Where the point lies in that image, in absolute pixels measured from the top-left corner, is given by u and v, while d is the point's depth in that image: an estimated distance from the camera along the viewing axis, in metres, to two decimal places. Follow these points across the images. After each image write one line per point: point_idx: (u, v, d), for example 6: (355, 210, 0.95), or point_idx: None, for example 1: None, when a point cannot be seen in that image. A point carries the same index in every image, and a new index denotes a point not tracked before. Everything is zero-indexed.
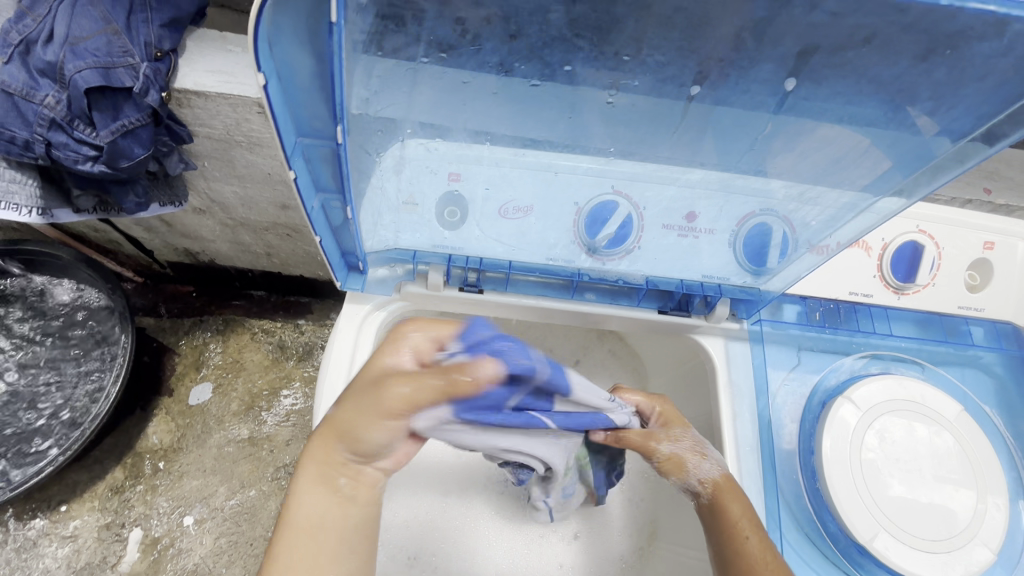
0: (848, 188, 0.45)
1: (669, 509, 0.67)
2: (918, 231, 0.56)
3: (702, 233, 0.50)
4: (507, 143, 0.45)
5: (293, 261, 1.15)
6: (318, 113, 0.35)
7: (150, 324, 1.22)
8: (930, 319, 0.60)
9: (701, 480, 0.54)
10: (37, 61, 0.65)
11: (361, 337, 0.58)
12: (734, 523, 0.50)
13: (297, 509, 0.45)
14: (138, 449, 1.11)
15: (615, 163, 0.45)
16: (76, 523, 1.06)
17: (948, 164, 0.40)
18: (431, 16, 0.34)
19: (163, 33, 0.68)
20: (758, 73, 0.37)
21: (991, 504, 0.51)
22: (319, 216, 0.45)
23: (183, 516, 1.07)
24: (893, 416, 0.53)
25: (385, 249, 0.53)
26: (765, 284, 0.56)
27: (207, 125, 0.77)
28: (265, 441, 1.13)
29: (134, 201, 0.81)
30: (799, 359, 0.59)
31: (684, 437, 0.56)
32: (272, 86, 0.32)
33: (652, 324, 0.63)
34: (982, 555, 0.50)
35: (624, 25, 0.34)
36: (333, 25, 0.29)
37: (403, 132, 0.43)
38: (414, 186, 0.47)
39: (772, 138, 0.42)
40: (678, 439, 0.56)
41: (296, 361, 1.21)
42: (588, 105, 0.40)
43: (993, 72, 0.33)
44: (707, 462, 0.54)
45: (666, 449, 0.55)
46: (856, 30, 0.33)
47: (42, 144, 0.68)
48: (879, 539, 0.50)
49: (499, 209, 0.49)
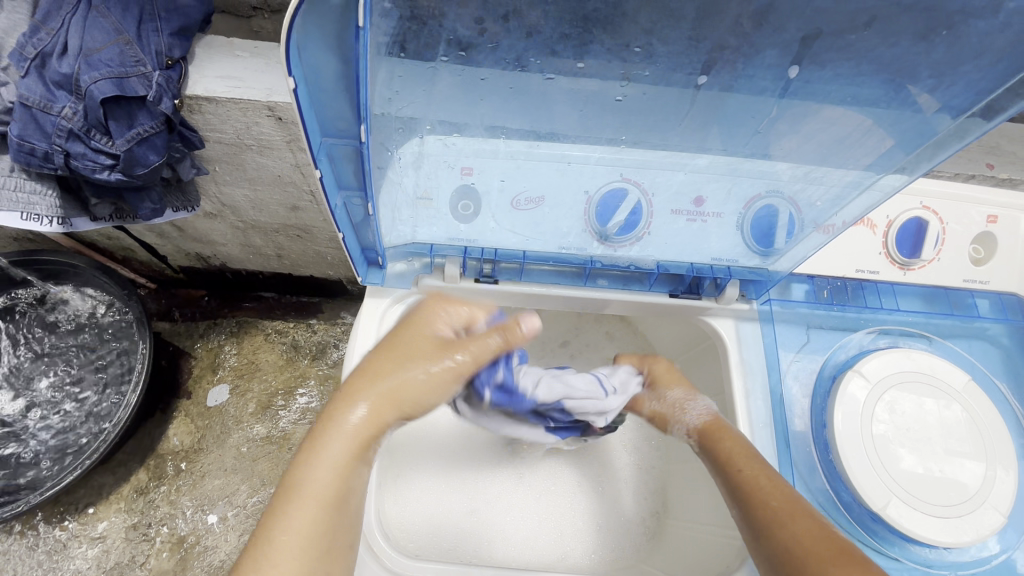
0: (853, 167, 0.46)
1: (686, 491, 0.70)
2: (922, 207, 0.57)
3: (710, 217, 0.52)
4: (520, 135, 0.46)
5: (303, 262, 1.17)
6: (342, 114, 0.37)
7: (166, 329, 1.25)
8: (937, 293, 0.61)
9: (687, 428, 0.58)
10: (53, 74, 0.66)
11: (382, 331, 0.60)
12: (734, 450, 0.52)
13: (321, 474, 0.43)
14: (161, 451, 1.14)
15: (627, 152, 0.47)
16: (104, 525, 1.08)
17: (952, 137, 0.41)
18: (450, 18, 0.35)
19: (173, 41, 0.70)
20: (763, 59, 0.38)
21: (1000, 470, 0.53)
22: (341, 213, 0.46)
23: (207, 514, 1.10)
24: (903, 388, 0.55)
25: (403, 244, 0.55)
26: (773, 265, 0.57)
27: (219, 130, 0.78)
28: (283, 439, 1.16)
29: (149, 208, 0.83)
30: (809, 336, 0.61)
31: (670, 394, 0.60)
32: (300, 89, 0.34)
33: (664, 308, 0.65)
34: (993, 519, 0.51)
35: (634, 17, 0.35)
36: (360, 29, 0.30)
37: (421, 130, 0.45)
38: (431, 181, 0.49)
39: (778, 121, 0.43)
40: (664, 397, 0.60)
41: (310, 360, 1.23)
42: (597, 98, 0.42)
43: (989, 48, 0.35)
44: (694, 411, 0.58)
45: (649, 407, 0.61)
46: (858, 13, 0.34)
47: (60, 155, 0.70)
48: (892, 506, 0.51)
49: (512, 201, 0.51)
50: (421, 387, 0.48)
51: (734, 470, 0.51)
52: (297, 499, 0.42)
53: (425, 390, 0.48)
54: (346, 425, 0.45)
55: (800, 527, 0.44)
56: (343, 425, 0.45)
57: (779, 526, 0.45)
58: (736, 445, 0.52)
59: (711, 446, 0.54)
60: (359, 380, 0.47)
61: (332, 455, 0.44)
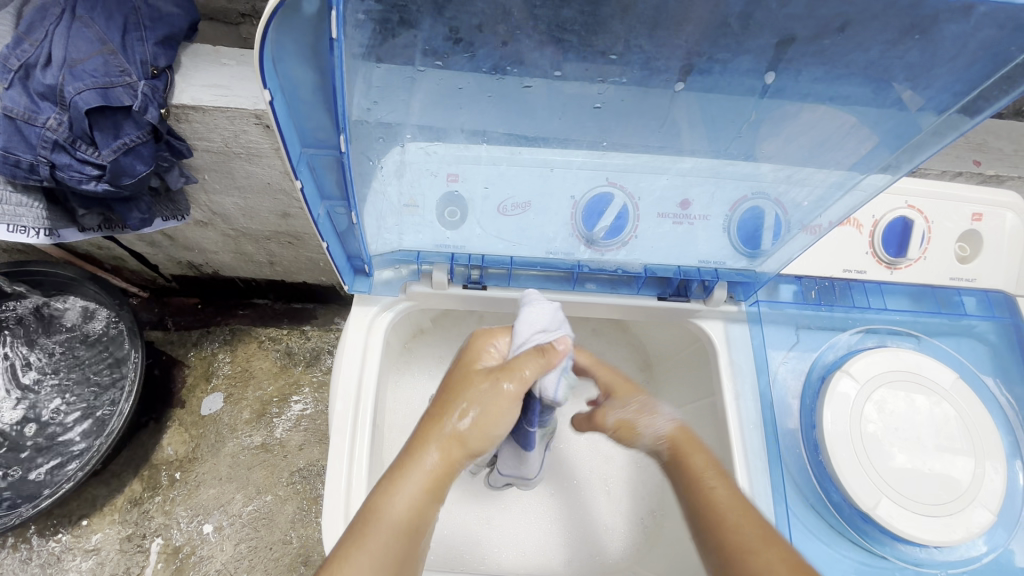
0: (836, 167, 0.46)
1: (677, 490, 0.69)
2: (907, 206, 0.57)
3: (697, 220, 0.52)
4: (503, 141, 0.46)
5: (295, 268, 1.16)
6: (321, 124, 0.37)
7: (158, 338, 1.24)
8: (923, 292, 0.61)
9: (655, 439, 0.56)
10: (36, 85, 0.66)
11: (370, 338, 0.60)
12: (698, 473, 0.51)
13: (396, 506, 0.44)
14: (154, 461, 1.13)
15: (609, 155, 0.47)
16: (98, 537, 1.08)
17: (939, 134, 0.41)
18: (425, 28, 0.35)
19: (158, 50, 0.69)
20: (739, 65, 0.38)
21: (989, 467, 0.53)
22: (325, 222, 0.46)
23: (202, 524, 1.09)
24: (891, 387, 0.55)
25: (389, 251, 0.55)
26: (760, 266, 0.57)
27: (206, 138, 0.78)
28: (278, 447, 1.15)
29: (138, 218, 0.83)
30: (798, 337, 0.61)
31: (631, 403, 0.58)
32: (277, 101, 0.34)
33: (653, 311, 0.64)
34: (982, 517, 0.51)
35: (610, 26, 0.35)
36: (333, 41, 0.30)
37: (402, 138, 0.45)
38: (415, 189, 0.49)
39: (758, 125, 0.43)
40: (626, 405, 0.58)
41: (303, 366, 1.22)
42: (578, 105, 0.42)
43: (962, 51, 0.35)
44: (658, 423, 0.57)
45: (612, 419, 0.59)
46: (831, 19, 0.34)
47: (46, 166, 0.70)
48: (882, 505, 0.51)
49: (498, 207, 0.51)
50: (488, 436, 0.48)
51: (705, 487, 0.49)
52: (369, 541, 0.42)
53: (491, 434, 0.48)
54: (425, 460, 0.46)
55: (770, 556, 0.43)
56: (407, 475, 0.45)
57: (752, 551, 0.43)
58: (706, 464, 0.51)
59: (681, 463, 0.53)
60: (420, 441, 0.47)
61: (409, 490, 0.45)
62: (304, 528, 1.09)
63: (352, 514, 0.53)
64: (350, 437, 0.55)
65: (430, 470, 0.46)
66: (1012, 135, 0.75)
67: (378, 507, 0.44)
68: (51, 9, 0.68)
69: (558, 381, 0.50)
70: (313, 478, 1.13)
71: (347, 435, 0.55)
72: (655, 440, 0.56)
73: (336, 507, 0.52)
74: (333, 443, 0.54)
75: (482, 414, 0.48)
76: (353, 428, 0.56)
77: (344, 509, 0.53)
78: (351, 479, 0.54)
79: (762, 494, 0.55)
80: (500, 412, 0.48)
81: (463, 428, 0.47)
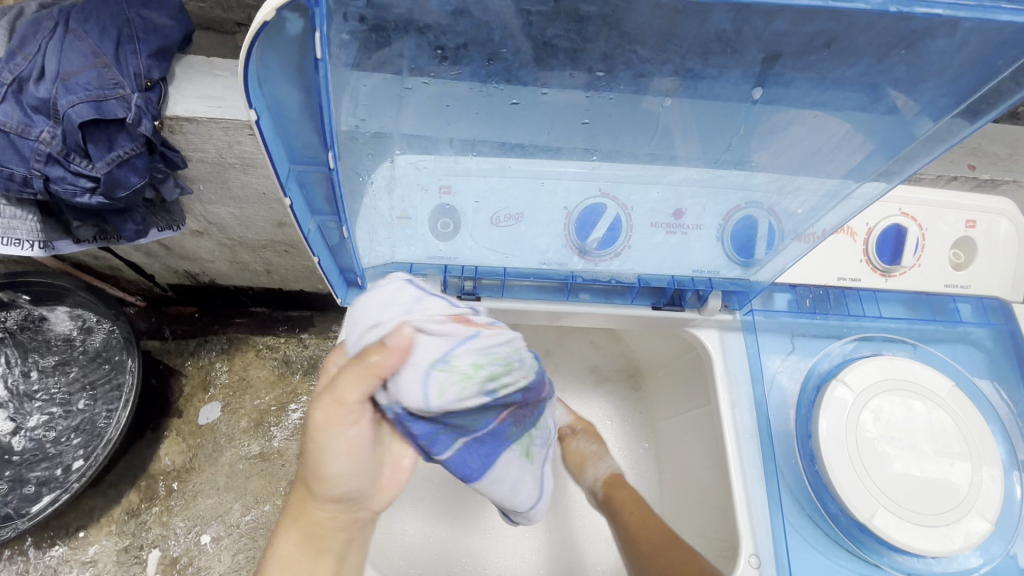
0: (829, 176, 0.46)
1: (676, 505, 0.67)
2: (901, 214, 0.57)
3: (690, 229, 0.52)
4: (495, 154, 0.46)
5: (292, 277, 1.16)
6: (309, 141, 0.37)
7: (155, 347, 1.24)
8: (918, 299, 0.61)
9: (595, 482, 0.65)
10: (30, 98, 0.66)
11: None
12: (620, 499, 0.60)
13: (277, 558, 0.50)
14: (152, 472, 1.12)
15: (600, 167, 0.47)
16: (95, 549, 1.07)
17: (936, 140, 0.40)
18: (412, 46, 0.35)
19: (151, 63, 0.69)
20: (727, 79, 0.38)
21: (986, 475, 0.52)
22: (316, 236, 0.46)
23: (200, 535, 1.08)
24: (887, 395, 0.55)
25: (382, 264, 0.55)
26: (755, 275, 0.57)
27: (200, 150, 0.78)
28: (276, 456, 1.15)
29: (133, 229, 0.82)
30: (793, 345, 0.60)
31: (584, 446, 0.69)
32: (264, 121, 0.34)
33: (648, 320, 0.64)
34: (979, 526, 0.51)
35: (596, 42, 0.35)
36: (318, 61, 0.30)
37: (393, 152, 0.44)
38: (406, 203, 0.49)
39: (749, 137, 0.43)
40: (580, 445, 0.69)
41: (301, 375, 1.22)
42: (566, 118, 0.42)
43: (949, 65, 0.35)
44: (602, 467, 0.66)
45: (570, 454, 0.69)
46: (817, 35, 0.34)
47: (40, 179, 0.69)
48: (879, 516, 0.51)
49: (491, 218, 0.50)
50: (323, 477, 0.47)
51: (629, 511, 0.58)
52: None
53: (327, 473, 0.47)
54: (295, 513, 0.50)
55: (662, 561, 0.50)
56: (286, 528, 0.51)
57: (671, 547, 0.52)
58: (627, 497, 0.60)
59: (610, 493, 0.62)
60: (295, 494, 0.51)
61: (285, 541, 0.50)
62: None
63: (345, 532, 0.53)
64: None
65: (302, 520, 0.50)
66: (1006, 139, 0.75)
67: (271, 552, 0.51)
68: (44, 23, 0.68)
69: (422, 379, 0.40)
70: None
71: None
72: (596, 482, 0.65)
73: None
74: None
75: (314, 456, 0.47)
76: None
77: None
78: None
79: (758, 506, 0.55)
80: (327, 450, 0.46)
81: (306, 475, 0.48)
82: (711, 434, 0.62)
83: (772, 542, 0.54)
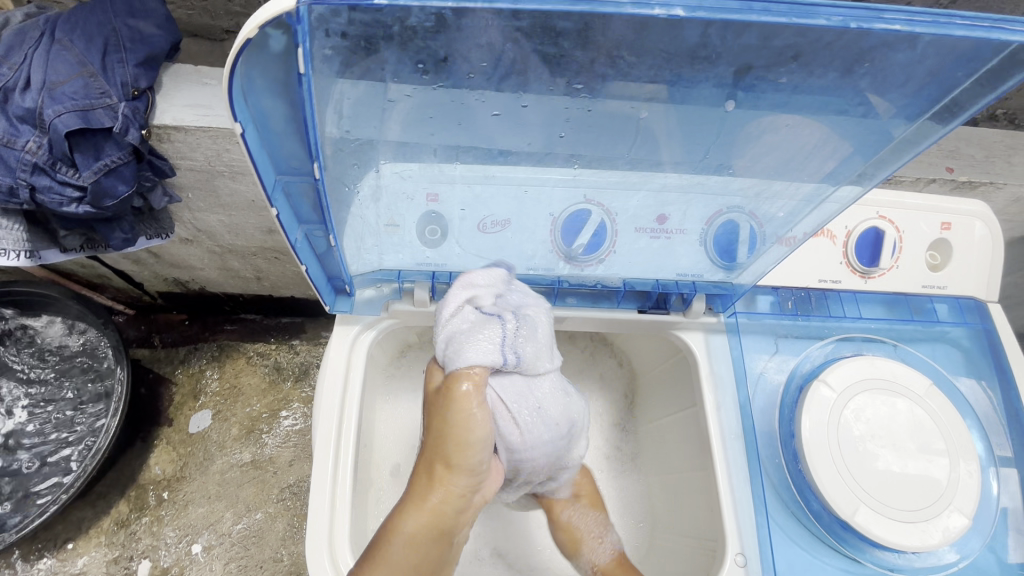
0: (807, 180, 0.47)
1: (665, 503, 0.68)
2: (879, 217, 0.59)
3: (674, 233, 0.53)
4: (477, 162, 0.46)
5: (283, 283, 1.16)
6: (294, 153, 0.37)
7: (145, 355, 1.23)
8: (897, 300, 0.63)
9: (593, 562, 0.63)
10: (15, 108, 0.66)
11: (353, 357, 0.60)
12: None
13: (397, 541, 0.48)
14: (141, 481, 1.12)
15: (583, 175, 0.47)
16: (84, 560, 1.06)
17: (910, 141, 0.41)
18: (393, 60, 0.36)
19: (138, 71, 0.69)
20: (703, 91, 0.39)
21: (963, 470, 0.54)
22: (304, 245, 0.47)
23: (192, 544, 1.07)
24: (867, 394, 0.56)
25: (370, 271, 0.56)
26: (737, 278, 0.58)
27: (188, 158, 0.78)
28: (267, 463, 1.14)
29: (120, 237, 0.82)
30: (776, 346, 0.62)
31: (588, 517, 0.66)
32: (248, 132, 0.34)
33: (635, 323, 0.65)
34: (957, 521, 0.52)
35: (574, 57, 0.36)
36: (301, 76, 0.31)
37: (377, 162, 0.45)
38: (393, 211, 0.49)
39: (726, 146, 0.44)
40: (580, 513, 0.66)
41: (293, 381, 1.22)
42: (547, 129, 0.43)
43: (912, 77, 0.36)
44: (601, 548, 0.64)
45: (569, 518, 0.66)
46: (785, 50, 0.35)
47: (26, 189, 0.69)
48: (860, 513, 0.52)
49: (477, 225, 0.51)
50: (465, 444, 0.49)
51: None
52: (380, 558, 0.47)
53: (467, 442, 0.49)
54: (420, 500, 0.50)
55: None
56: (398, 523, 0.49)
57: None
58: None
59: None
60: (411, 496, 0.50)
61: (406, 525, 0.49)
62: (296, 545, 1.08)
63: (337, 537, 0.53)
64: (334, 456, 0.55)
65: (427, 506, 0.50)
66: (983, 142, 0.77)
67: (380, 544, 0.48)
68: (29, 33, 0.68)
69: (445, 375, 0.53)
70: (304, 494, 1.12)
71: (333, 455, 0.55)
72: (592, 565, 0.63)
73: (320, 530, 0.52)
74: (316, 462, 0.54)
75: (458, 432, 0.49)
76: (336, 451, 0.56)
77: (328, 533, 0.52)
78: (336, 502, 0.54)
79: (743, 505, 0.56)
80: (470, 416, 0.49)
81: (443, 450, 0.50)
82: (697, 438, 0.63)
83: (757, 540, 0.55)
